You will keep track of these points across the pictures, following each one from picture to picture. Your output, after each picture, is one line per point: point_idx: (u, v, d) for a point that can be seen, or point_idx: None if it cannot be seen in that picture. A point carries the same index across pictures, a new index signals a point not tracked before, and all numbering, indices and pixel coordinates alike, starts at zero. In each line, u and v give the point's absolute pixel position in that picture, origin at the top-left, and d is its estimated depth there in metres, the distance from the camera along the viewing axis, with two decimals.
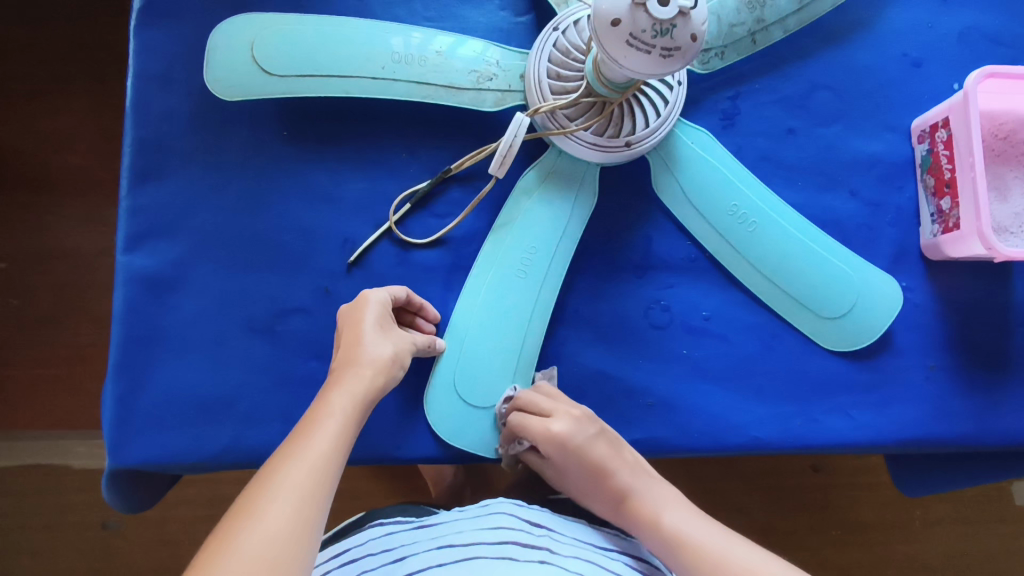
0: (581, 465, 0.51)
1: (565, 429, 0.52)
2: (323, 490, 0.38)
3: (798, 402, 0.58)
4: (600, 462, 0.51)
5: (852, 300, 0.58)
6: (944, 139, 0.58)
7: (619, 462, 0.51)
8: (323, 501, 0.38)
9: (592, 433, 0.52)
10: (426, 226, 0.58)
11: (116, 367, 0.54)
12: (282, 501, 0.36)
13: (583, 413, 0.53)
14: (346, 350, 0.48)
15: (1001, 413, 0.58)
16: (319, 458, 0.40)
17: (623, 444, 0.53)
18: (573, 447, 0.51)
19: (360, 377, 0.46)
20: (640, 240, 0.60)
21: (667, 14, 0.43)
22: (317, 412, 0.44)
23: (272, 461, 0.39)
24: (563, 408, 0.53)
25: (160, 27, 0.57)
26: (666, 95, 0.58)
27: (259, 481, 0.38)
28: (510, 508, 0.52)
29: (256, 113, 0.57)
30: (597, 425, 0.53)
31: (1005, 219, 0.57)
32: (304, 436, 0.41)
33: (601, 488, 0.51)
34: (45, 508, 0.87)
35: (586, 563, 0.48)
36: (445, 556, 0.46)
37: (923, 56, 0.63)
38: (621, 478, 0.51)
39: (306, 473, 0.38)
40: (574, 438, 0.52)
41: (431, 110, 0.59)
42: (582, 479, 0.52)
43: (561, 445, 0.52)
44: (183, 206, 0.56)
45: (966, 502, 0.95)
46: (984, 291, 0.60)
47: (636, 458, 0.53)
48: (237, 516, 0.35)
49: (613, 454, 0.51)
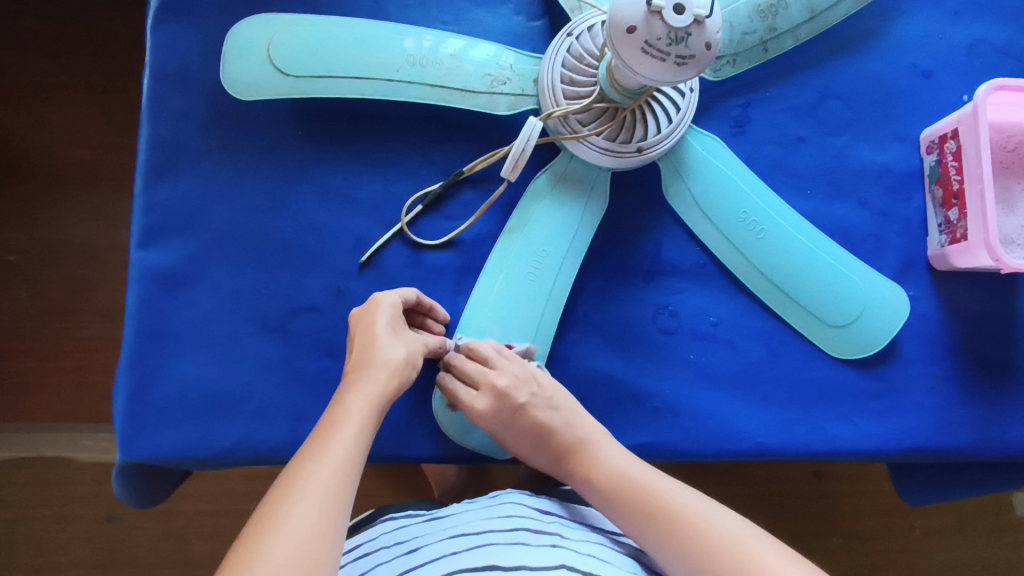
0: (517, 429, 0.52)
1: (490, 405, 0.52)
2: (344, 492, 0.39)
3: (804, 410, 0.58)
4: (536, 427, 0.52)
5: (859, 308, 0.58)
6: (953, 150, 0.59)
7: (552, 423, 0.52)
8: (346, 502, 0.38)
9: (521, 402, 0.52)
10: (437, 228, 0.59)
11: (128, 362, 0.54)
12: (306, 505, 0.37)
13: (513, 381, 0.52)
14: (359, 353, 0.49)
15: (1004, 424, 0.59)
16: (339, 462, 0.40)
17: (560, 397, 0.53)
18: (503, 418, 0.52)
19: (374, 380, 0.47)
20: (649, 246, 0.60)
21: (682, 22, 0.44)
22: (333, 416, 0.44)
23: (293, 465, 0.40)
24: (489, 381, 0.52)
25: (177, 26, 0.58)
26: (678, 102, 0.58)
27: (281, 486, 0.38)
28: (518, 497, 0.53)
29: (271, 112, 0.58)
30: (526, 391, 0.52)
31: (1012, 231, 0.58)
32: (322, 439, 0.42)
33: (542, 446, 0.53)
34: (51, 500, 0.88)
35: (597, 546, 0.49)
36: (457, 545, 0.47)
37: (934, 67, 0.64)
38: (561, 436, 0.52)
39: (327, 476, 0.39)
40: (501, 411, 0.52)
41: (444, 113, 0.59)
42: (525, 440, 0.53)
43: (491, 418, 0.52)
44: (197, 204, 0.57)
45: (966, 511, 0.95)
46: (990, 302, 0.61)
47: (573, 407, 0.53)
48: (263, 519, 0.36)
49: (548, 414, 0.52)
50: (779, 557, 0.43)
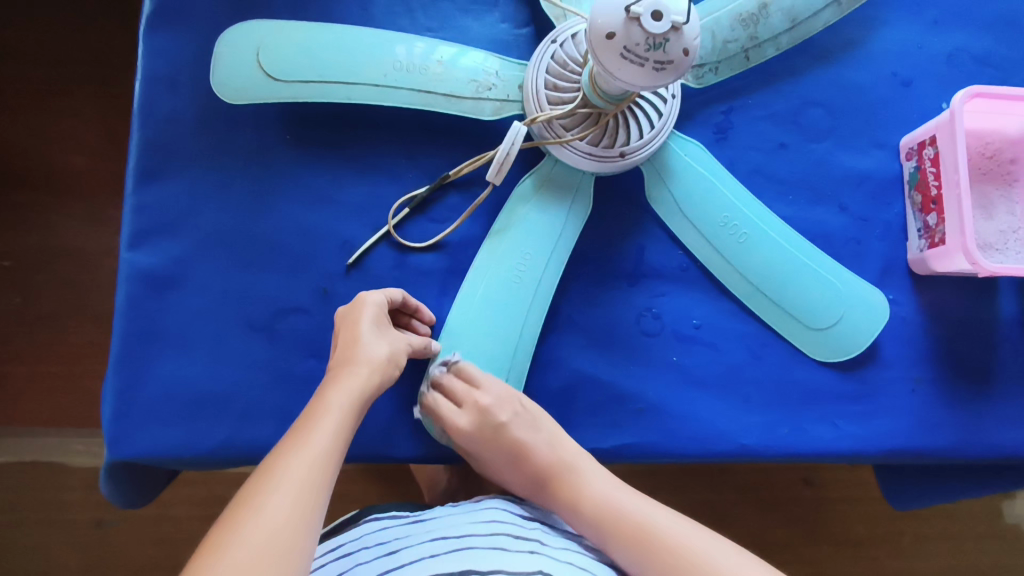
0: (501, 449, 0.54)
1: (471, 422, 0.54)
2: (322, 485, 0.39)
3: (786, 412, 0.59)
4: (515, 446, 0.53)
5: (839, 311, 0.59)
6: (931, 156, 0.60)
7: (533, 442, 0.53)
8: (322, 494, 0.39)
9: (502, 420, 0.54)
10: (423, 231, 0.60)
11: (116, 362, 0.55)
12: (283, 496, 0.37)
13: (495, 400, 0.54)
14: (343, 348, 0.49)
15: (984, 426, 0.60)
16: (318, 455, 0.41)
17: (543, 418, 0.55)
18: (484, 436, 0.54)
19: (356, 376, 0.47)
20: (633, 249, 0.61)
21: (660, 29, 0.45)
22: (314, 410, 0.45)
23: (272, 457, 0.41)
24: (471, 400, 0.54)
25: (169, 32, 0.59)
26: (660, 108, 0.59)
27: (260, 476, 0.39)
28: (503, 504, 0.54)
29: (260, 116, 0.59)
30: (508, 410, 0.54)
31: (990, 236, 0.59)
32: (302, 432, 0.42)
33: (519, 465, 0.54)
34: (41, 505, 0.88)
35: (574, 553, 0.50)
36: (438, 547, 0.48)
37: (912, 75, 0.65)
38: (538, 458, 0.53)
39: (306, 467, 0.39)
40: (483, 428, 0.54)
41: (431, 118, 0.60)
42: (506, 460, 0.54)
43: (473, 437, 0.54)
44: (186, 206, 0.57)
45: (957, 519, 0.95)
46: (969, 306, 0.62)
47: (557, 430, 0.54)
48: (239, 510, 0.37)
49: (530, 434, 0.54)
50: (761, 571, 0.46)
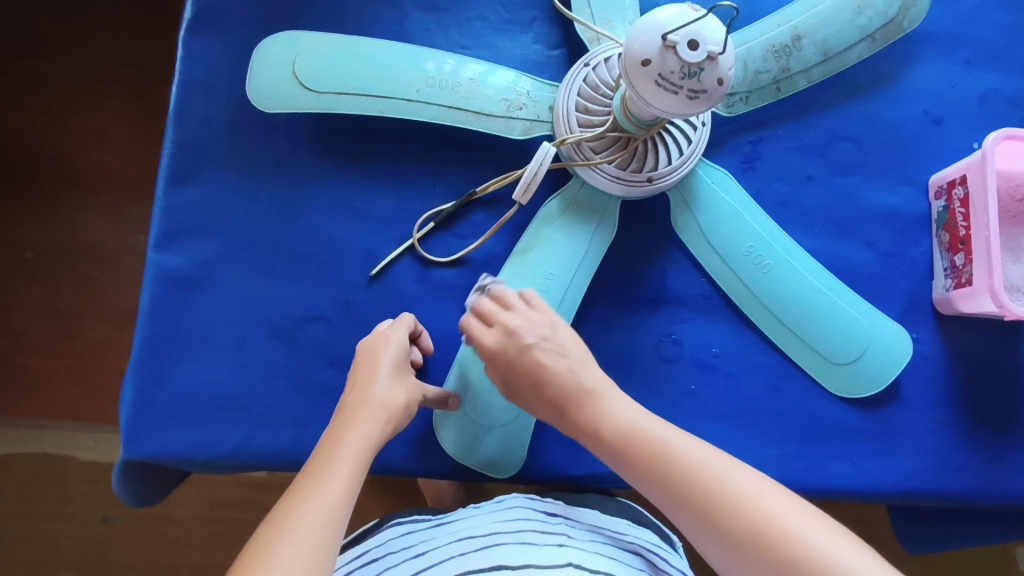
0: (523, 374, 0.51)
1: (497, 341, 0.51)
2: (334, 533, 0.39)
3: (803, 444, 0.59)
4: (537, 372, 0.50)
5: (863, 346, 0.58)
6: (961, 196, 0.59)
7: (555, 367, 0.50)
8: (334, 545, 0.39)
9: (526, 342, 0.51)
10: (447, 245, 0.60)
11: (137, 360, 0.55)
12: (295, 547, 0.37)
13: (523, 323, 0.52)
14: (355, 388, 0.50)
15: (1004, 472, 0.59)
16: (330, 503, 0.40)
17: (571, 347, 0.52)
18: (507, 357, 0.51)
19: (371, 420, 0.47)
20: (655, 275, 0.61)
21: (696, 58, 0.45)
22: (327, 453, 0.44)
23: (284, 500, 0.40)
24: (501, 319, 0.52)
25: (208, 37, 0.60)
26: (690, 135, 0.59)
27: (271, 526, 0.39)
28: (527, 501, 0.54)
29: (292, 125, 0.59)
30: (535, 334, 0.51)
31: (1017, 279, 0.58)
32: (315, 476, 0.42)
33: (539, 393, 0.51)
34: (50, 498, 0.88)
35: (603, 544, 0.49)
36: (466, 546, 0.48)
37: (944, 114, 0.65)
38: (559, 382, 0.50)
39: (319, 515, 0.39)
40: (507, 349, 0.51)
41: (461, 134, 0.61)
42: (527, 387, 0.51)
43: (496, 359, 0.51)
44: (214, 209, 0.58)
45: (969, 565, 0.94)
46: (993, 349, 0.61)
47: (585, 357, 0.52)
48: (250, 561, 0.36)
49: (553, 360, 0.51)
50: (795, 512, 0.42)
